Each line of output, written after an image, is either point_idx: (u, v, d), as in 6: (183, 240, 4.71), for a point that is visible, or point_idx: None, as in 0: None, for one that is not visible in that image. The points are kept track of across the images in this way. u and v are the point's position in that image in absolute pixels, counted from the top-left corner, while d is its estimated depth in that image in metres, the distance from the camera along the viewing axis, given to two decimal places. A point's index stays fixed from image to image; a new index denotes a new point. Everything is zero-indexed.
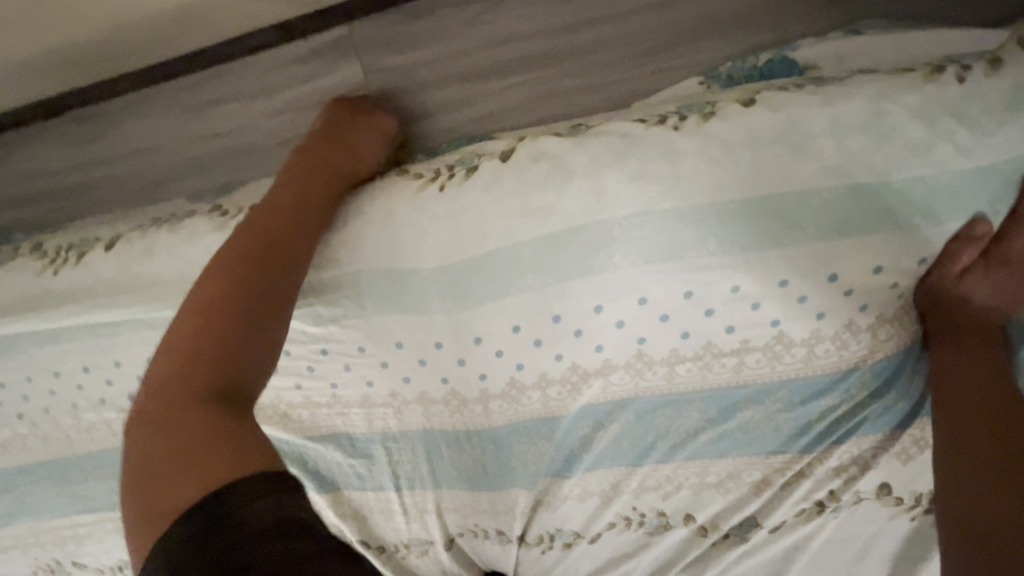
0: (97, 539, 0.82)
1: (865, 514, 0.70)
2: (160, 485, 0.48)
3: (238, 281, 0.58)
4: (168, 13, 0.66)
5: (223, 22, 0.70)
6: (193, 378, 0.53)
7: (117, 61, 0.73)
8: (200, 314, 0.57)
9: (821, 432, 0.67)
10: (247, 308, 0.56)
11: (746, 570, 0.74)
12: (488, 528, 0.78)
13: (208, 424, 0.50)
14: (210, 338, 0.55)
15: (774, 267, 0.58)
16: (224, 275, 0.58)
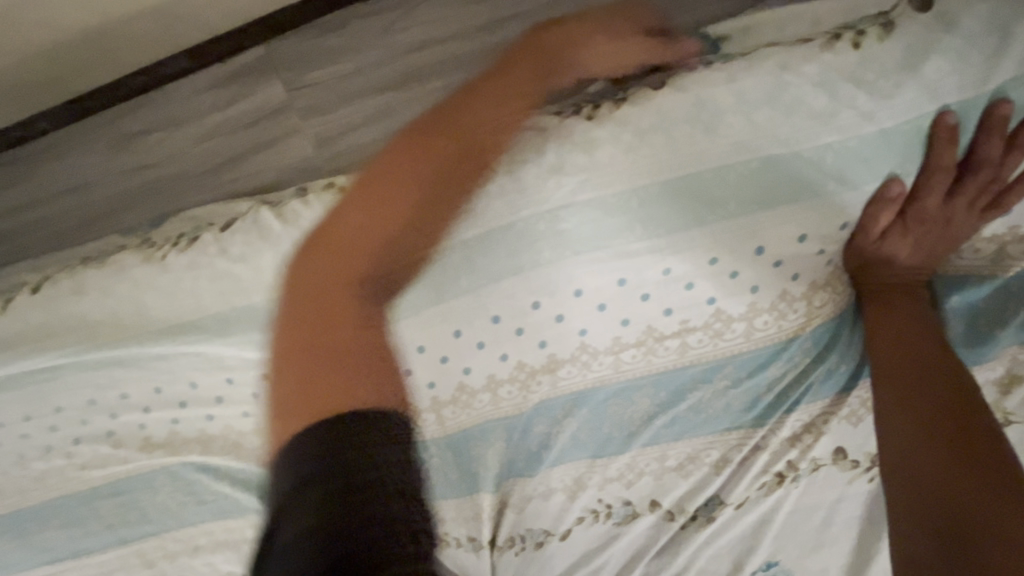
0: None
1: (826, 480, 0.71)
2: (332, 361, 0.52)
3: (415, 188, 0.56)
4: (88, 31, 0.67)
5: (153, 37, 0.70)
6: (331, 293, 0.54)
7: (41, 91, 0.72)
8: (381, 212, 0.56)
9: (771, 403, 0.69)
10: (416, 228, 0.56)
11: (717, 550, 0.74)
12: (459, 536, 0.76)
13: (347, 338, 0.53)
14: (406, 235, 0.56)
15: (703, 246, 0.59)
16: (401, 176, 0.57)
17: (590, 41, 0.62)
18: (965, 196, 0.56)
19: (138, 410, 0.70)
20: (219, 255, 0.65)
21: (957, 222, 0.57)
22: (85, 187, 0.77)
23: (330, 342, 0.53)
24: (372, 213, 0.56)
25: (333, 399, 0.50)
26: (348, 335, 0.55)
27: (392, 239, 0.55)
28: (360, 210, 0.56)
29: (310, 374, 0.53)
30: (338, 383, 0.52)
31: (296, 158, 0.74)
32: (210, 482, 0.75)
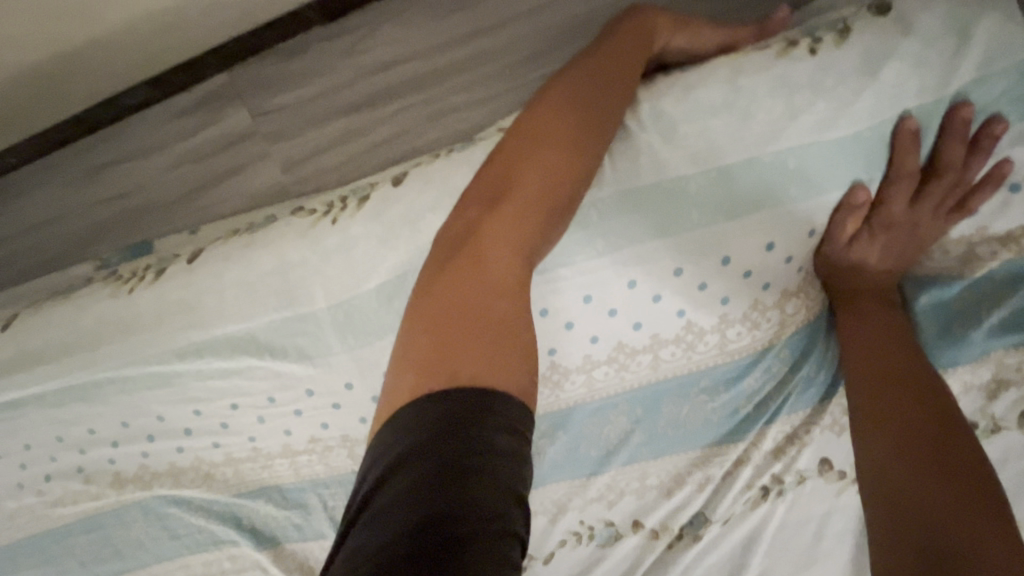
0: None
1: (813, 494, 0.68)
2: (455, 338, 0.42)
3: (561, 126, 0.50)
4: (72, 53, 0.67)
5: (132, 58, 0.70)
6: (501, 257, 0.46)
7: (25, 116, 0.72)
8: (538, 153, 0.49)
9: (750, 415, 0.67)
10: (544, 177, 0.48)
11: (707, 571, 0.70)
12: None
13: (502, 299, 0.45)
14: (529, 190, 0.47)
15: (667, 258, 0.58)
16: (570, 115, 0.50)
17: (666, 19, 0.57)
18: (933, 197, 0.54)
19: (106, 445, 0.69)
20: (182, 284, 0.62)
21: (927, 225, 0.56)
22: (54, 220, 0.77)
23: (470, 326, 0.43)
24: (540, 152, 0.49)
25: (450, 375, 0.40)
26: (501, 308, 0.45)
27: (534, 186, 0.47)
28: (537, 144, 0.49)
29: (474, 349, 0.41)
30: (463, 365, 0.40)
31: (263, 184, 0.74)
32: (184, 515, 0.73)
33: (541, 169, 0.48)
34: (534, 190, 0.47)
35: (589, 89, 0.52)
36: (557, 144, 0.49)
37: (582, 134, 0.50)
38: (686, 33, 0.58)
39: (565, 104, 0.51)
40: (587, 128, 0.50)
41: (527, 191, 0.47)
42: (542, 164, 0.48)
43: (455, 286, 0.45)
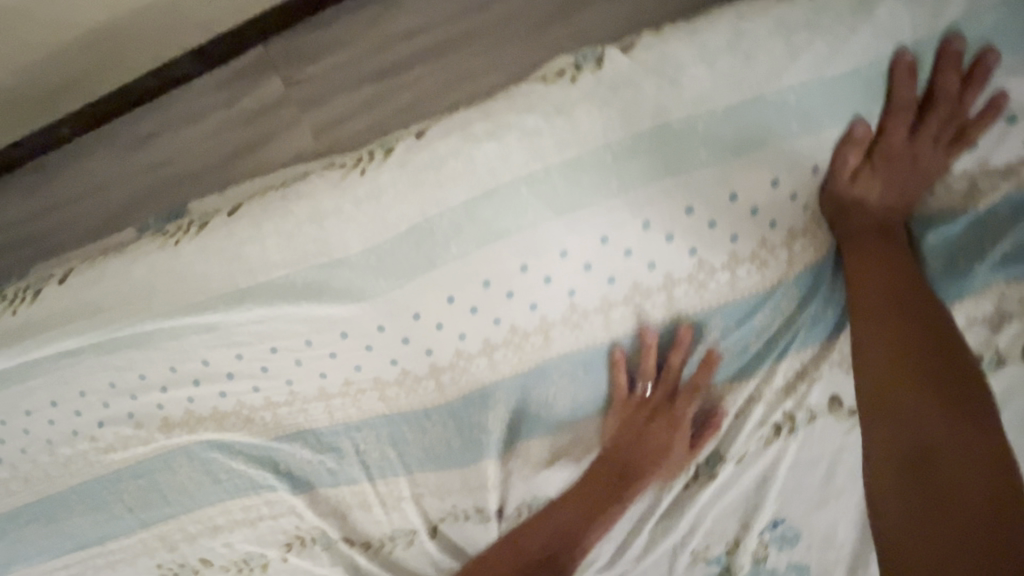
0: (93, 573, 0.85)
1: (825, 431, 0.71)
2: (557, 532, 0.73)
3: (649, 417, 0.72)
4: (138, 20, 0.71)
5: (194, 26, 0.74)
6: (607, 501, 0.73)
7: (90, 80, 0.77)
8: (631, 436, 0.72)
9: (761, 352, 0.70)
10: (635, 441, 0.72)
11: (723, 507, 0.74)
12: (466, 508, 0.78)
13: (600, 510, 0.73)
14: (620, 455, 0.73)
15: (678, 195, 0.63)
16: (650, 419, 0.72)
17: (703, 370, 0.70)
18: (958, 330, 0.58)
19: (154, 390, 0.73)
20: (225, 235, 0.67)
21: (919, 377, 0.57)
22: (104, 188, 0.82)
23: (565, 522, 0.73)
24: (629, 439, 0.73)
25: None
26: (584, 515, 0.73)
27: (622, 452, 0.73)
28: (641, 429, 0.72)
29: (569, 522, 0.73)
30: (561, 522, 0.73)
31: (295, 149, 0.79)
32: (225, 459, 0.78)
33: (633, 438, 0.72)
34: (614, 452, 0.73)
35: (632, 437, 0.72)
36: (639, 426, 0.72)
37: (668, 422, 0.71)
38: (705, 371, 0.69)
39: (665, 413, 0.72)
40: (665, 427, 0.72)
41: (614, 461, 0.73)
42: (637, 440, 0.72)
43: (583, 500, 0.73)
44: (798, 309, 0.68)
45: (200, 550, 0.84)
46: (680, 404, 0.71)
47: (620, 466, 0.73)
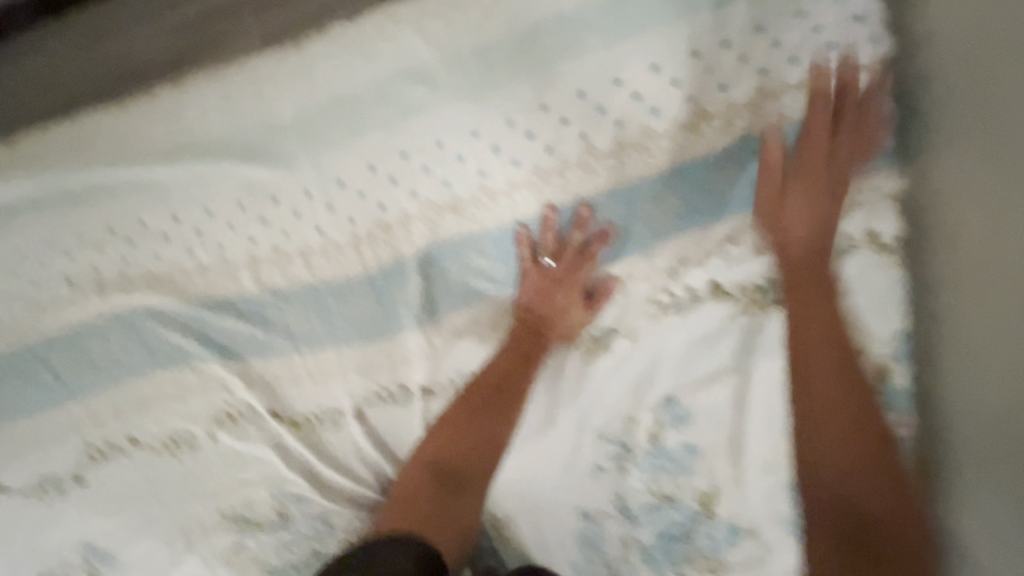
0: (32, 438, 0.90)
1: (708, 314, 0.82)
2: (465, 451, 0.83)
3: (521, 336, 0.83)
4: None
5: None
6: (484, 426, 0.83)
7: None
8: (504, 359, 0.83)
9: (646, 234, 0.81)
10: (504, 363, 0.83)
11: (618, 379, 0.84)
12: (390, 385, 0.85)
13: (478, 434, 0.82)
14: (493, 380, 0.83)
15: (572, 82, 0.74)
16: (521, 334, 0.83)
17: (580, 262, 0.82)
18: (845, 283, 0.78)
19: (91, 250, 0.78)
20: (170, 100, 0.74)
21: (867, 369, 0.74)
22: (58, 74, 0.89)
23: (461, 447, 0.82)
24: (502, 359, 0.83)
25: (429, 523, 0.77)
26: (474, 439, 0.82)
27: (492, 374, 0.83)
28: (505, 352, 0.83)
29: (467, 447, 0.82)
30: (471, 444, 0.82)
31: (241, 46, 0.85)
32: (152, 329, 0.82)
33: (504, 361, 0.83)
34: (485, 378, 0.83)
35: (510, 351, 0.83)
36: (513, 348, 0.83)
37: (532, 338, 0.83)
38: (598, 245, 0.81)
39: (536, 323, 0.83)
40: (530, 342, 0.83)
41: (485, 383, 0.83)
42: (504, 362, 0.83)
43: (461, 425, 0.83)
44: (676, 193, 0.79)
45: (129, 427, 0.88)
46: (580, 271, 0.82)
47: (497, 389, 0.83)
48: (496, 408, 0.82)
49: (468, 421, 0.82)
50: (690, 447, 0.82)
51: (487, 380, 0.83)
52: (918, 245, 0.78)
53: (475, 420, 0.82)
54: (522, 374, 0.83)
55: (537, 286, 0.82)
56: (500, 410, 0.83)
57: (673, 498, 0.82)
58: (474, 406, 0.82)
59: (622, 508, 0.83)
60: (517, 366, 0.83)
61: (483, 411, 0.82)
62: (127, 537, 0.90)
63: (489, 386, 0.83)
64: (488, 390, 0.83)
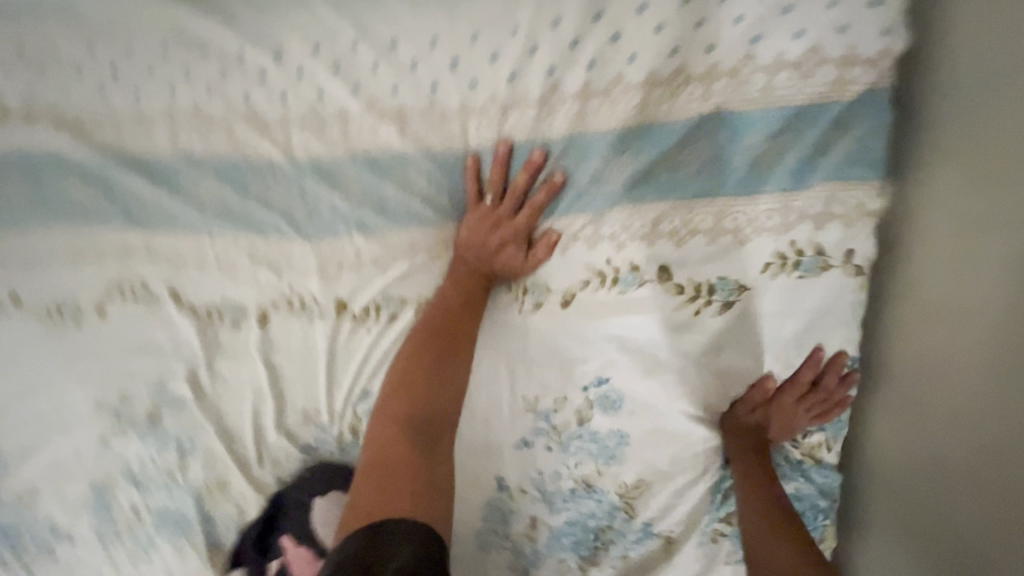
0: None
1: (649, 298, 0.77)
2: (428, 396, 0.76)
3: (471, 274, 0.78)
4: None
5: None
6: (441, 367, 0.77)
7: None
8: (450, 293, 0.78)
9: (597, 195, 0.73)
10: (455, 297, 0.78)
11: (542, 342, 0.81)
12: (302, 292, 0.81)
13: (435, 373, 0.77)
14: (446, 316, 0.78)
15: (549, 5, 0.66)
16: (466, 270, 0.78)
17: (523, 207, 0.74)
18: (828, 385, 0.79)
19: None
20: None
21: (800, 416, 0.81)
22: None
23: (420, 392, 0.76)
24: (450, 295, 0.78)
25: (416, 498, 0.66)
26: (436, 395, 0.76)
27: (440, 308, 0.78)
28: (457, 291, 0.78)
29: (428, 395, 0.76)
30: (432, 389, 0.76)
31: None
32: (57, 176, 0.77)
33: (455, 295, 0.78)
34: (433, 316, 0.78)
35: (449, 292, 0.78)
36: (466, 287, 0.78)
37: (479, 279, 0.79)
38: (543, 188, 0.73)
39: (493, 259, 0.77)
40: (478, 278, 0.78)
41: (431, 319, 0.78)
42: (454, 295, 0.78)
43: (412, 366, 0.77)
44: (638, 161, 0.71)
45: (12, 285, 0.82)
46: (521, 215, 0.74)
47: (450, 324, 0.78)
48: (444, 350, 0.78)
49: (415, 375, 0.76)
50: (621, 436, 0.82)
51: (434, 312, 0.78)
52: (881, 263, 0.80)
53: (429, 358, 0.77)
54: (474, 313, 0.79)
55: (473, 225, 0.76)
56: (451, 350, 0.78)
57: (593, 487, 0.84)
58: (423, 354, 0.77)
59: (538, 487, 0.84)
60: (472, 303, 0.78)
61: (435, 352, 0.77)
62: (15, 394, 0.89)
63: (436, 318, 0.78)
64: (437, 326, 0.78)
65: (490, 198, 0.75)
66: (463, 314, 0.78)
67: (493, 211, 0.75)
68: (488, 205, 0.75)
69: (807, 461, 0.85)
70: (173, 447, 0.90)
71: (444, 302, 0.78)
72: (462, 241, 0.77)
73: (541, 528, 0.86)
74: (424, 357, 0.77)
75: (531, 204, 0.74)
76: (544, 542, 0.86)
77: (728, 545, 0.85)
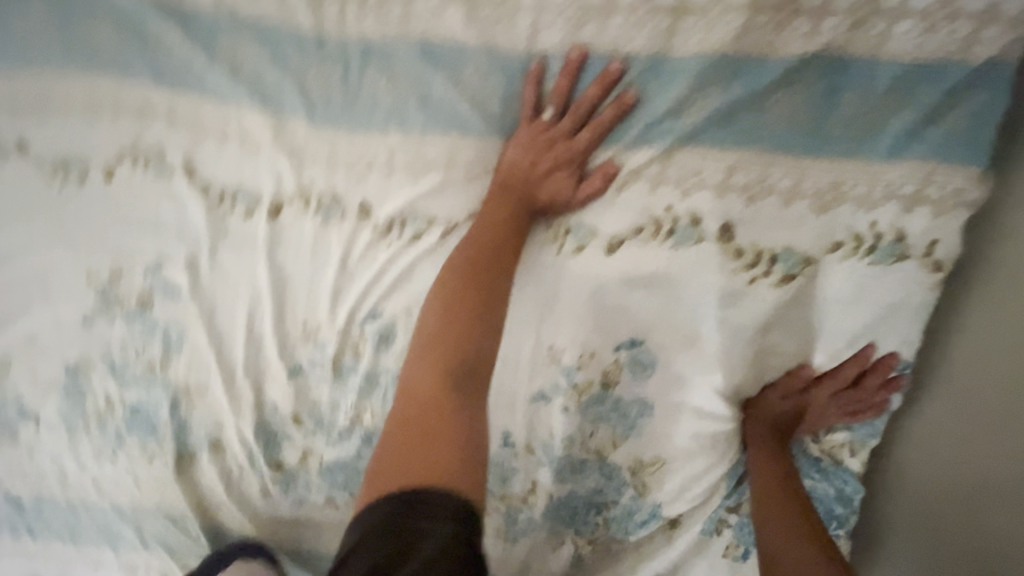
0: None
1: (703, 259, 0.69)
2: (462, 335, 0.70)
3: (516, 198, 0.70)
4: None
5: None
6: (476, 302, 0.70)
7: None
8: (486, 218, 0.71)
9: (671, 128, 0.66)
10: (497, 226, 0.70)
11: (575, 289, 0.73)
12: (322, 189, 0.75)
13: (470, 307, 0.70)
14: (486, 244, 0.70)
15: None
16: (505, 195, 0.70)
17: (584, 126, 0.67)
18: (868, 386, 0.74)
19: None
20: None
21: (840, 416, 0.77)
22: None
23: (456, 333, 0.70)
24: (491, 221, 0.70)
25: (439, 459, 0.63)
26: (469, 336, 0.70)
27: (481, 232, 0.70)
28: (496, 218, 0.70)
29: (460, 336, 0.70)
30: (468, 329, 0.70)
31: None
32: (89, 19, 0.73)
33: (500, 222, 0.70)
34: (474, 242, 0.71)
35: (490, 220, 0.71)
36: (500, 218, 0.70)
37: (518, 203, 0.71)
38: (609, 105, 0.66)
39: (540, 184, 0.69)
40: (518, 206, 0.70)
41: (469, 249, 0.71)
42: (495, 221, 0.71)
43: (445, 299, 0.71)
44: (717, 100, 0.64)
45: (24, 130, 0.78)
46: (581, 136, 0.67)
47: (493, 256, 0.71)
48: (485, 279, 0.70)
49: (449, 307, 0.70)
50: (644, 409, 0.78)
51: (473, 236, 0.71)
52: (966, 252, 0.73)
53: (466, 292, 0.70)
54: (516, 244, 0.71)
55: (521, 145, 0.69)
56: (488, 281, 0.70)
57: (605, 459, 0.81)
58: (461, 283, 0.70)
59: (545, 450, 0.80)
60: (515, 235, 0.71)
61: (476, 281, 0.70)
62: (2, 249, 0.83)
63: (472, 246, 0.71)
64: (474, 257, 0.70)
65: (551, 113, 0.67)
66: (505, 243, 0.71)
67: (551, 128, 0.68)
68: (547, 119, 0.68)
69: (826, 459, 0.82)
70: (160, 337, 0.84)
71: (485, 229, 0.71)
72: (510, 160, 0.70)
73: (539, 495, 0.83)
74: (462, 288, 0.70)
75: (594, 124, 0.67)
76: (540, 507, 0.83)
77: (732, 537, 0.84)
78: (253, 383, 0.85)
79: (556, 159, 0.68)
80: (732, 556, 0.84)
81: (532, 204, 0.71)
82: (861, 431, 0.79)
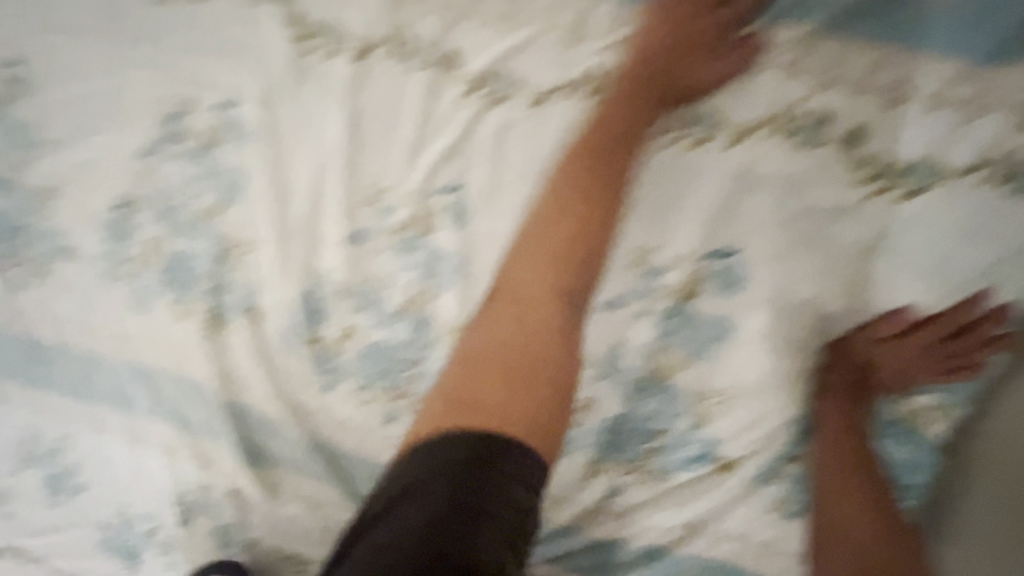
0: None
1: (826, 158, 0.69)
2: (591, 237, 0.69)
3: (643, 89, 0.71)
4: None
5: None
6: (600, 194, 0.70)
7: None
8: (618, 101, 0.71)
9: (809, 17, 0.69)
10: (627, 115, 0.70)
11: (687, 178, 0.72)
12: (419, 41, 0.75)
13: (595, 197, 0.70)
14: (616, 134, 0.70)
15: None
16: (637, 80, 0.71)
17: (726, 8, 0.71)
18: (968, 340, 0.68)
19: None
20: None
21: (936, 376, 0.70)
22: None
23: (577, 230, 0.70)
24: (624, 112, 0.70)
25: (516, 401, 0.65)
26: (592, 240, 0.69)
27: (614, 125, 0.70)
28: (630, 108, 0.71)
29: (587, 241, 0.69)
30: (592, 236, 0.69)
31: None
32: None
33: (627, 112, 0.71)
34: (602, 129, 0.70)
35: (625, 103, 0.71)
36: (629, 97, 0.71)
37: (649, 89, 0.71)
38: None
39: (672, 75, 0.71)
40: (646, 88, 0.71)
41: (594, 131, 0.71)
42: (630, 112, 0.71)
43: (572, 186, 0.70)
44: (812, 17, 0.69)
45: None
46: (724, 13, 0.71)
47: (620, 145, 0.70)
48: (601, 169, 0.70)
49: (571, 191, 0.70)
50: (721, 328, 0.73)
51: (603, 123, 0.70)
52: None
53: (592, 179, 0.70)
54: (637, 139, 0.71)
55: (665, 26, 0.71)
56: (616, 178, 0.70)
57: (666, 381, 0.75)
58: (580, 167, 0.70)
59: (607, 362, 0.76)
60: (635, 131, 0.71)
61: (593, 167, 0.70)
62: (81, 66, 0.85)
63: (598, 128, 0.71)
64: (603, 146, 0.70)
65: None
66: (631, 138, 0.70)
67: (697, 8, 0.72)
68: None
69: (905, 422, 0.74)
70: (215, 180, 0.81)
71: (619, 117, 0.70)
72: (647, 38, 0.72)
73: (590, 413, 0.78)
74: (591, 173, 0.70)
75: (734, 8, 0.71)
76: (588, 428, 0.79)
77: (785, 493, 0.77)
78: (299, 244, 0.79)
79: (697, 40, 0.71)
80: (782, 512, 0.77)
81: (659, 93, 0.71)
82: (947, 397, 0.72)
